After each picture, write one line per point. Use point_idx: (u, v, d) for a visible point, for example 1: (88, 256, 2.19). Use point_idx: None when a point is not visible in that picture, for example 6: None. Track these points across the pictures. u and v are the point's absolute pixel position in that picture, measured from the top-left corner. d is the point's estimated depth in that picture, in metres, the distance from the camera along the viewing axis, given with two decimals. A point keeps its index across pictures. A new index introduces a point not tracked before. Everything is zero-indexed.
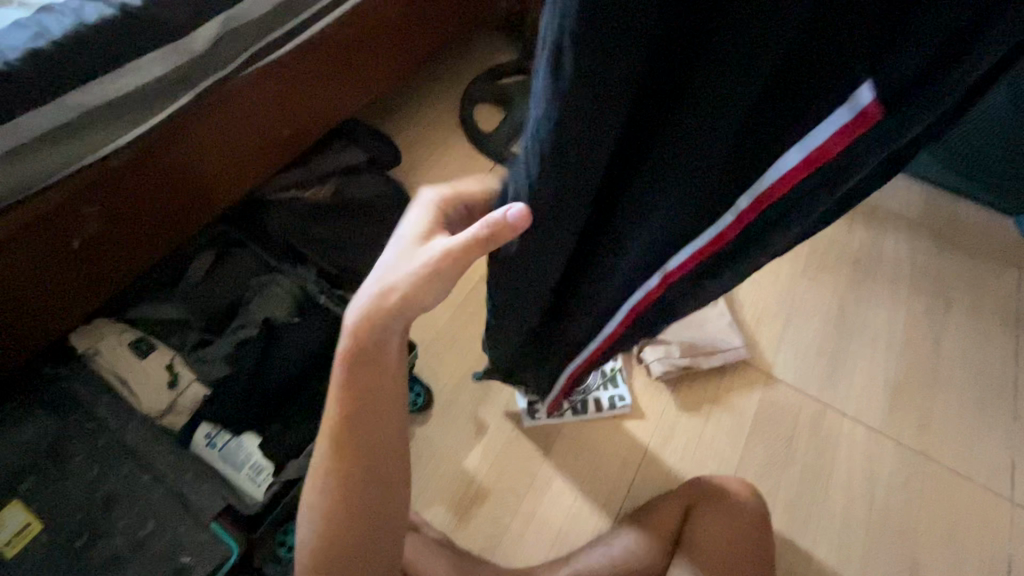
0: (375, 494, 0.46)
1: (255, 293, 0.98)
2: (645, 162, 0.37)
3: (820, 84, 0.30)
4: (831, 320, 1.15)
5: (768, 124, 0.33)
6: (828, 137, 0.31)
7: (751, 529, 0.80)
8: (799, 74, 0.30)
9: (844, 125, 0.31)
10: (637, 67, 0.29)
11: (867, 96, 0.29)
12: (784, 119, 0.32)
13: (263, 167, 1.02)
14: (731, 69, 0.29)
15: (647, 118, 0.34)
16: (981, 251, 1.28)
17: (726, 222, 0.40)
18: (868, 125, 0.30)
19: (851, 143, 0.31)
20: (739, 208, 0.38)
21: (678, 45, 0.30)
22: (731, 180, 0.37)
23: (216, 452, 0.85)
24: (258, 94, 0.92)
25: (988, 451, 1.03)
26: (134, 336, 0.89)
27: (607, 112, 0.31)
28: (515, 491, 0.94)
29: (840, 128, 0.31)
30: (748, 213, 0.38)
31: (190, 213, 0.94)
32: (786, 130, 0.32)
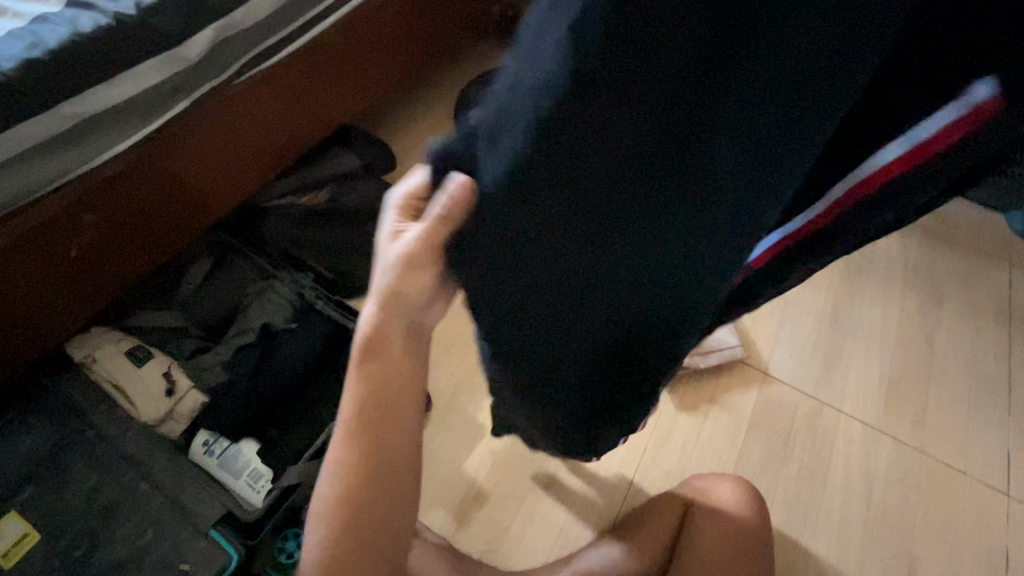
0: (386, 478, 0.43)
1: (252, 300, 0.97)
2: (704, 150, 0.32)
3: (947, 62, 0.26)
4: (826, 317, 1.16)
5: (884, 106, 0.29)
6: (939, 129, 0.28)
7: (749, 528, 0.81)
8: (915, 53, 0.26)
9: (958, 119, 0.27)
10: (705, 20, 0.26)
11: (986, 90, 0.26)
12: (897, 103, 0.29)
13: (259, 173, 1.03)
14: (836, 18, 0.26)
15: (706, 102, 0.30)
16: (972, 247, 1.29)
17: (795, 224, 0.35)
18: (980, 122, 0.27)
19: (958, 141, 0.28)
20: (824, 204, 0.33)
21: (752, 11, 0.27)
22: (819, 171, 0.33)
23: (214, 459, 0.85)
24: (253, 100, 0.92)
25: (983, 446, 1.04)
26: (131, 343, 0.89)
27: None
28: (515, 493, 0.94)
29: (954, 121, 0.27)
30: (826, 216, 0.33)
31: (186, 220, 0.94)
32: (885, 129, 0.29)
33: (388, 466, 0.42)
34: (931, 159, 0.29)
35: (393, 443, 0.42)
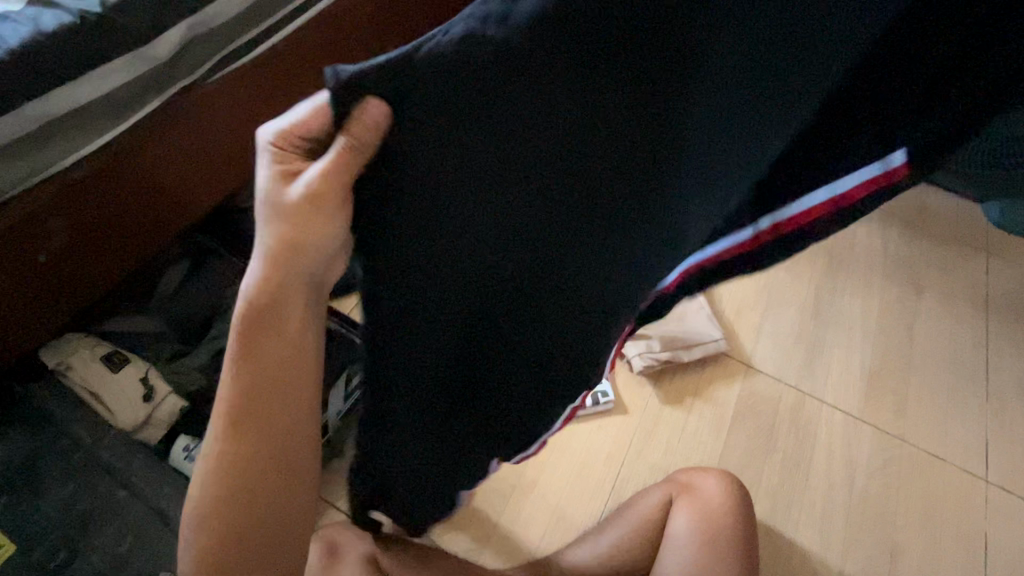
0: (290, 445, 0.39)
1: (231, 302, 0.96)
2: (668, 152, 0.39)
3: (875, 133, 0.42)
4: (808, 309, 1.17)
5: (833, 152, 0.43)
6: (860, 183, 0.44)
7: (733, 519, 0.81)
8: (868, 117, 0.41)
9: (872, 177, 0.44)
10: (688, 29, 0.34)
11: (900, 160, 0.43)
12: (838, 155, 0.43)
13: (237, 173, 1.01)
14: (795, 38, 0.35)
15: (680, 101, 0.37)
16: (950, 237, 1.31)
17: (748, 233, 0.47)
18: (888, 183, 0.44)
19: (869, 194, 0.45)
20: (763, 225, 0.47)
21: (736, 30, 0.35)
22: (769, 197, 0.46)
23: (195, 465, 0.85)
24: (227, 99, 0.90)
25: (961, 433, 1.05)
26: (107, 349, 0.87)
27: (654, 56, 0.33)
28: (501, 491, 0.93)
29: (869, 179, 0.44)
30: (767, 233, 0.47)
31: (162, 223, 0.92)
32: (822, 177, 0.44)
33: (278, 450, 0.39)
34: (848, 203, 0.45)
35: (297, 399, 0.38)
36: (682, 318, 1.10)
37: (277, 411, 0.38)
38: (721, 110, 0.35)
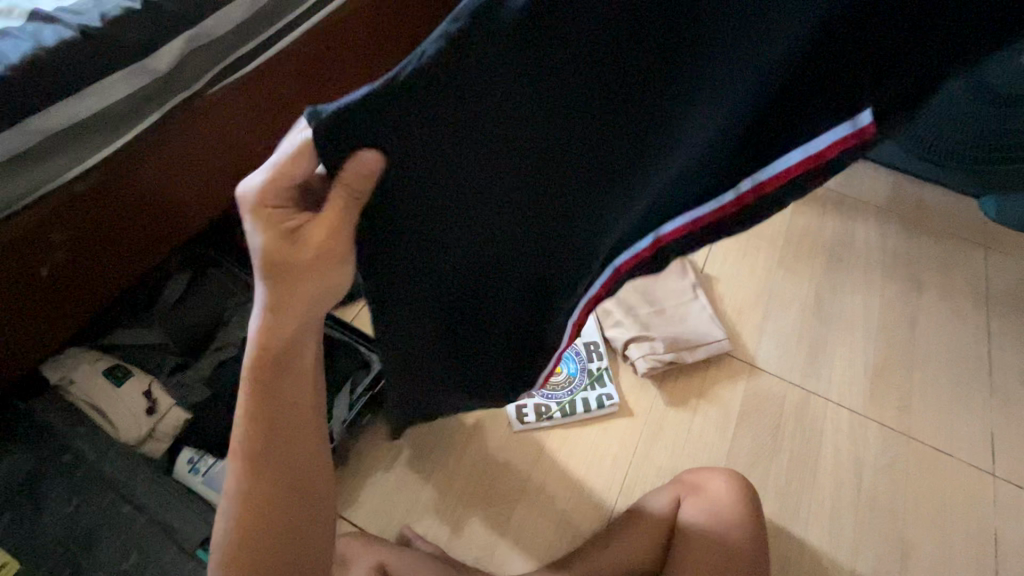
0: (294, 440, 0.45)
1: (233, 313, 0.96)
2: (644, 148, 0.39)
3: (839, 90, 0.37)
4: (809, 307, 1.17)
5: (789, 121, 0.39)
6: (830, 145, 0.39)
7: (743, 519, 0.80)
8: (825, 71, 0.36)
9: (843, 137, 0.39)
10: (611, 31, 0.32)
11: (867, 118, 0.38)
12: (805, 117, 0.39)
13: (237, 184, 1.01)
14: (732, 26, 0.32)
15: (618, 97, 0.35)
16: (947, 232, 1.31)
17: (725, 199, 0.45)
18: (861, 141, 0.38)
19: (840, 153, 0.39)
20: (740, 191, 0.44)
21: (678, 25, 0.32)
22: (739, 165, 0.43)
23: (199, 477, 0.84)
24: (230, 110, 0.91)
25: (966, 426, 1.06)
26: (109, 362, 0.86)
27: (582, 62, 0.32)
28: (508, 496, 0.93)
29: (840, 138, 0.39)
30: (745, 198, 0.44)
31: (163, 235, 0.92)
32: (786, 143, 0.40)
33: (285, 437, 0.45)
34: (821, 164, 0.40)
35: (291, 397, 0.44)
36: (684, 319, 1.10)
37: (279, 413, 0.44)
38: (633, 110, 0.36)
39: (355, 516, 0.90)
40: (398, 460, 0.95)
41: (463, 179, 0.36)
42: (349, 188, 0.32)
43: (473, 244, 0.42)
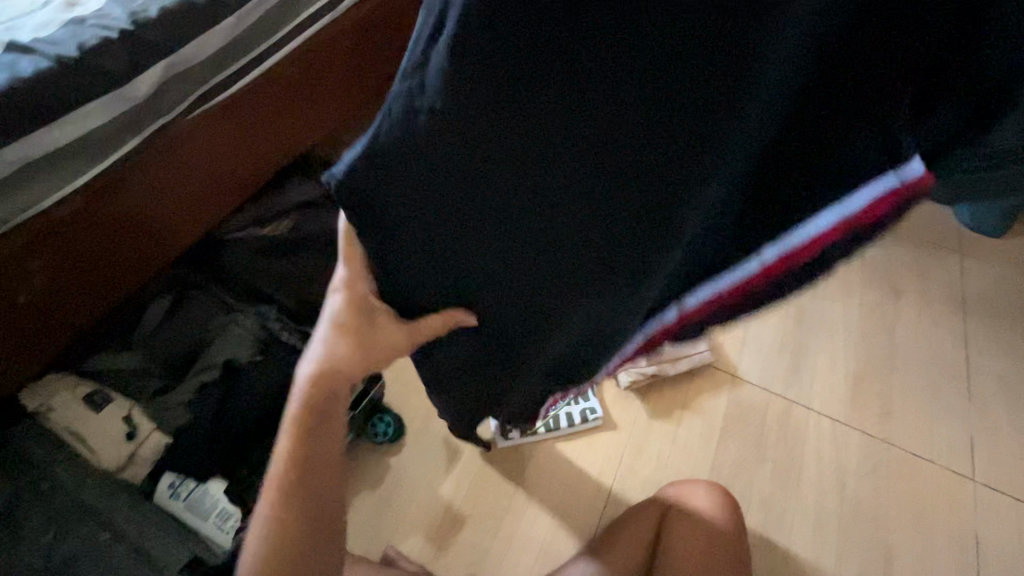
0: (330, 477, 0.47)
1: (216, 334, 0.95)
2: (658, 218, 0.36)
3: (866, 142, 0.32)
4: (790, 317, 1.19)
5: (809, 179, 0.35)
6: (866, 202, 0.35)
7: (725, 532, 0.81)
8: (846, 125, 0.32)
9: (885, 193, 0.34)
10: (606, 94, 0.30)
11: (916, 168, 0.32)
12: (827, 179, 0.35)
13: (218, 207, 1.02)
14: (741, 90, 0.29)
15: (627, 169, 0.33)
16: (923, 239, 1.34)
17: (753, 269, 0.41)
18: (904, 197, 0.33)
19: (883, 214, 0.35)
20: (767, 260, 0.40)
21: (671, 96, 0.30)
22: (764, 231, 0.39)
23: (180, 503, 0.84)
24: (210, 136, 0.92)
25: (947, 432, 1.07)
26: (88, 388, 0.86)
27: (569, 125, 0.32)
28: (494, 513, 0.93)
29: (879, 195, 0.34)
30: (774, 267, 0.40)
31: (144, 260, 0.93)
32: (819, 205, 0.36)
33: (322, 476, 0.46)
34: (848, 231, 0.37)
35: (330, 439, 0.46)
36: None
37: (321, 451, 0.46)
38: (631, 183, 0.34)
39: None
40: (382, 479, 0.95)
41: (477, 223, 0.38)
42: (449, 322, 0.46)
43: (507, 289, 0.43)
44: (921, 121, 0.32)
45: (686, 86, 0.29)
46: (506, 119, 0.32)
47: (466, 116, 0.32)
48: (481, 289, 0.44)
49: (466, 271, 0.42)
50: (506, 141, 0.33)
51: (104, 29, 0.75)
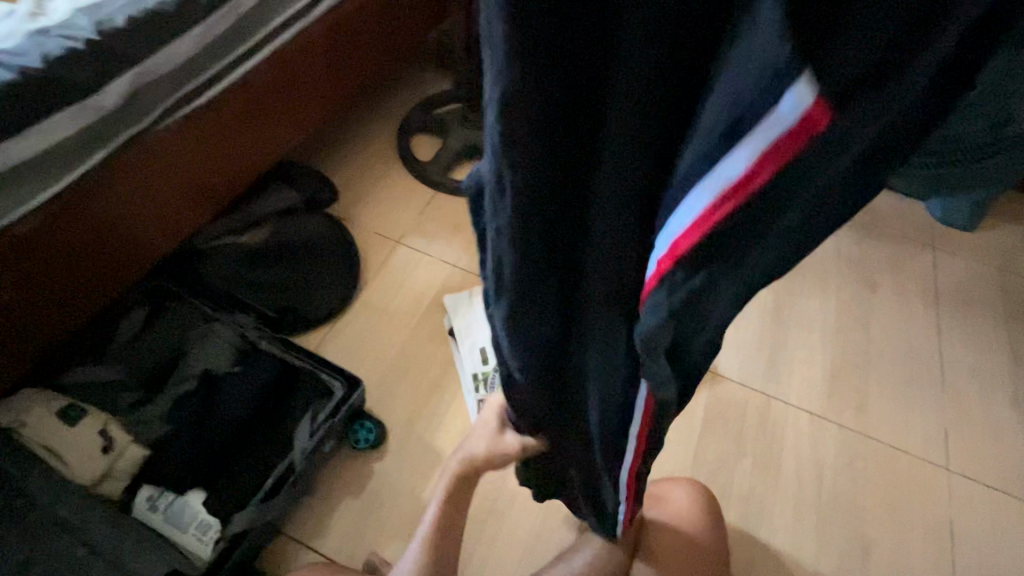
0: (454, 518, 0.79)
1: (194, 345, 0.95)
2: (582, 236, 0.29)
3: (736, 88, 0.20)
4: (768, 313, 1.21)
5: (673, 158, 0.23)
6: (748, 169, 0.21)
7: (702, 526, 0.83)
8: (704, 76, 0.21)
9: (776, 142, 0.20)
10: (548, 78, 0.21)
11: (803, 98, 0.18)
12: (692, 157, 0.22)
13: (196, 216, 1.01)
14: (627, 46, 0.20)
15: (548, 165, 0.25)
16: (897, 234, 1.37)
17: None
18: (808, 140, 0.19)
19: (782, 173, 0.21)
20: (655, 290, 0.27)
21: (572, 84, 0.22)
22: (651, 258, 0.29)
23: (160, 515, 0.82)
24: (182, 145, 0.91)
25: (922, 423, 1.09)
26: (64, 403, 0.85)
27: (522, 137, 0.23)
28: (477, 516, 0.93)
29: (767, 148, 0.20)
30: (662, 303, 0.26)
31: (119, 271, 0.91)
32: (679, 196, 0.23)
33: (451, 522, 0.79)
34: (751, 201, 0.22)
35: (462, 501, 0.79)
36: None
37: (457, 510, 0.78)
38: (555, 189, 0.26)
39: (322, 545, 0.90)
40: (365, 486, 0.95)
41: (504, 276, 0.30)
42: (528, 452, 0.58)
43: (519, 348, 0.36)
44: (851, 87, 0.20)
45: (580, 55, 0.21)
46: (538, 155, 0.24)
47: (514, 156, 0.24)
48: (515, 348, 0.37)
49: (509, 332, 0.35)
50: (531, 188, 0.25)
51: (68, 39, 0.74)
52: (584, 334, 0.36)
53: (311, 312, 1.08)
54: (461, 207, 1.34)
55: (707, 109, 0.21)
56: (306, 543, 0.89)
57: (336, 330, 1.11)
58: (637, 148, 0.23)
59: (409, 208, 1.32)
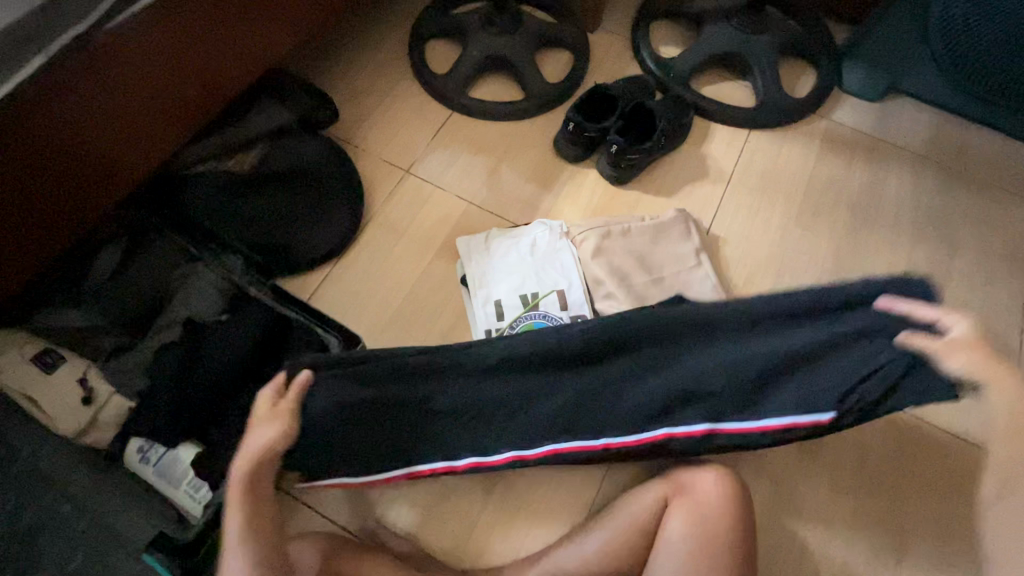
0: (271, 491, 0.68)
1: (178, 288, 0.86)
2: (679, 358, 0.79)
3: (771, 401, 0.78)
4: (824, 272, 1.09)
5: (746, 415, 0.78)
6: (775, 418, 0.77)
7: (731, 521, 0.75)
8: (762, 379, 0.78)
9: (787, 421, 0.77)
10: (744, 333, 0.80)
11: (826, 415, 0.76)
12: (757, 414, 0.77)
13: (170, 138, 0.87)
14: (761, 359, 0.78)
15: (706, 338, 0.79)
16: (986, 184, 1.19)
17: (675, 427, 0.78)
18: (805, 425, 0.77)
19: (776, 431, 0.77)
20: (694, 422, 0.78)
21: (731, 337, 0.80)
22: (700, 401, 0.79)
23: (151, 469, 0.76)
24: (140, 50, 0.75)
25: (988, 410, 0.98)
26: (39, 348, 0.79)
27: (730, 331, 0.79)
28: (482, 484, 0.87)
29: (785, 419, 0.77)
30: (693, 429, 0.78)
31: (87, 202, 0.81)
32: (751, 420, 0.78)
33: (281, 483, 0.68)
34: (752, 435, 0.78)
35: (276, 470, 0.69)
36: (683, 289, 1.01)
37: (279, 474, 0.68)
38: (702, 341, 0.80)
39: (322, 503, 0.85)
40: None
41: (645, 332, 0.80)
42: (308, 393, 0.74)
43: (585, 351, 0.79)
44: (795, 431, 0.77)
45: (747, 331, 0.79)
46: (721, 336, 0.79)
47: (720, 324, 0.79)
48: (562, 340, 0.79)
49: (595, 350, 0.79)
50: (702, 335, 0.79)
51: None
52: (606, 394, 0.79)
53: (308, 252, 0.97)
54: (480, 133, 1.17)
55: (786, 408, 0.77)
56: (304, 500, 0.85)
57: (337, 272, 1.00)
58: (749, 382, 0.78)
59: (422, 132, 1.15)
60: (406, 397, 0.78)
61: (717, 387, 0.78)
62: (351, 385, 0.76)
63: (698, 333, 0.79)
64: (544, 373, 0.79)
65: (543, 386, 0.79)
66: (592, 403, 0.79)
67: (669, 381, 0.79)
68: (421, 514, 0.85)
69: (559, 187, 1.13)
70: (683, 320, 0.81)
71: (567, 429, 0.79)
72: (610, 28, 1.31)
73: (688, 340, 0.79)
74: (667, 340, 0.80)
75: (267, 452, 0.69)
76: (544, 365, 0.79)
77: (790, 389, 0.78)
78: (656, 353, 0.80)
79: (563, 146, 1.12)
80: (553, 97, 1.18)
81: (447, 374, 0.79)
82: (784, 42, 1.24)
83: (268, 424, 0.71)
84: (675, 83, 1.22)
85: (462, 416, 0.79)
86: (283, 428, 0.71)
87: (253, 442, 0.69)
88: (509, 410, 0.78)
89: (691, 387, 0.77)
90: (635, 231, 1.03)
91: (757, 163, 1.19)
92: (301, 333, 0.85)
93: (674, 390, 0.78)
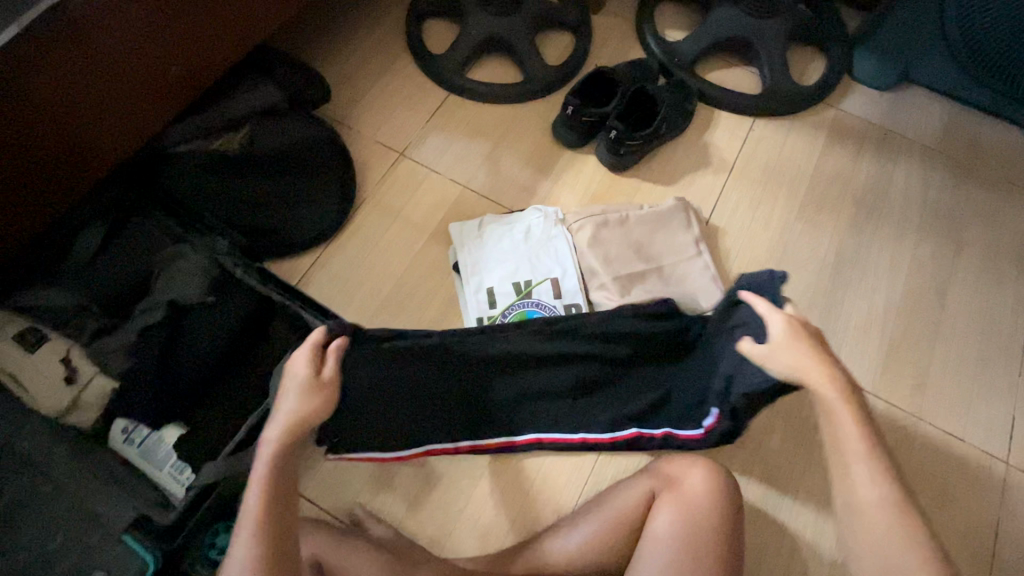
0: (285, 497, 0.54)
1: (162, 269, 0.83)
2: (590, 370, 0.86)
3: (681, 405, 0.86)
4: (827, 267, 1.06)
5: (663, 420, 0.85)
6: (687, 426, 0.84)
7: (720, 514, 0.73)
8: (662, 386, 0.86)
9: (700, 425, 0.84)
10: (637, 341, 0.87)
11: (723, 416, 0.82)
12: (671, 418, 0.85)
13: (153, 114, 0.85)
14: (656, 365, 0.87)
15: (603, 350, 0.87)
16: (998, 179, 1.16)
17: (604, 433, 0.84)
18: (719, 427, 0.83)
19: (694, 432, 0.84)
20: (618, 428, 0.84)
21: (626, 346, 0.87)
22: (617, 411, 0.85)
23: (134, 450, 0.76)
24: (120, 20, 0.73)
25: (987, 410, 0.97)
26: (18, 326, 0.76)
27: (623, 342, 0.87)
28: (469, 474, 0.86)
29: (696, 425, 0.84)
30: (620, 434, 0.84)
31: (65, 178, 0.79)
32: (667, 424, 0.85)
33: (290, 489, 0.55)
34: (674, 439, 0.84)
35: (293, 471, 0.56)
36: (681, 280, 0.99)
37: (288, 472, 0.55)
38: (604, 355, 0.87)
39: (305, 489, 0.84)
40: None
41: (549, 346, 0.86)
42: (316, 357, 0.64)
43: (505, 366, 0.85)
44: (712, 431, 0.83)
45: (639, 340, 0.88)
46: (617, 343, 0.87)
47: (611, 336, 0.87)
48: (477, 352, 0.84)
49: (511, 362, 0.85)
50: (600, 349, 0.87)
51: None
52: (540, 406, 0.85)
53: (298, 234, 0.95)
54: (477, 116, 1.14)
55: (692, 408, 0.85)
56: None
57: (328, 256, 0.99)
58: (646, 388, 0.86)
59: (417, 114, 1.13)
60: (434, 379, 0.82)
61: (625, 397, 0.86)
62: (403, 361, 0.81)
63: (592, 346, 0.87)
64: (488, 382, 0.84)
65: (511, 392, 0.84)
66: (542, 414, 0.85)
67: (592, 395, 0.86)
68: (406, 503, 0.84)
69: (556, 174, 1.10)
70: (585, 337, 0.87)
71: (555, 422, 0.85)
72: (613, 11, 1.28)
73: (592, 353, 0.86)
74: (573, 356, 0.86)
75: (301, 425, 0.57)
76: (493, 371, 0.84)
77: (698, 390, 0.85)
78: (572, 367, 0.86)
79: (562, 131, 1.09)
80: (553, 81, 1.15)
81: (472, 360, 0.84)
82: (793, 27, 1.20)
83: (297, 393, 0.59)
84: (679, 68, 1.18)
85: (471, 401, 0.83)
86: (302, 402, 0.58)
87: (282, 416, 0.58)
88: (485, 412, 0.84)
89: (603, 401, 0.86)
90: (633, 220, 1.01)
91: (762, 152, 1.15)
92: (288, 316, 0.84)
93: (594, 403, 0.86)
